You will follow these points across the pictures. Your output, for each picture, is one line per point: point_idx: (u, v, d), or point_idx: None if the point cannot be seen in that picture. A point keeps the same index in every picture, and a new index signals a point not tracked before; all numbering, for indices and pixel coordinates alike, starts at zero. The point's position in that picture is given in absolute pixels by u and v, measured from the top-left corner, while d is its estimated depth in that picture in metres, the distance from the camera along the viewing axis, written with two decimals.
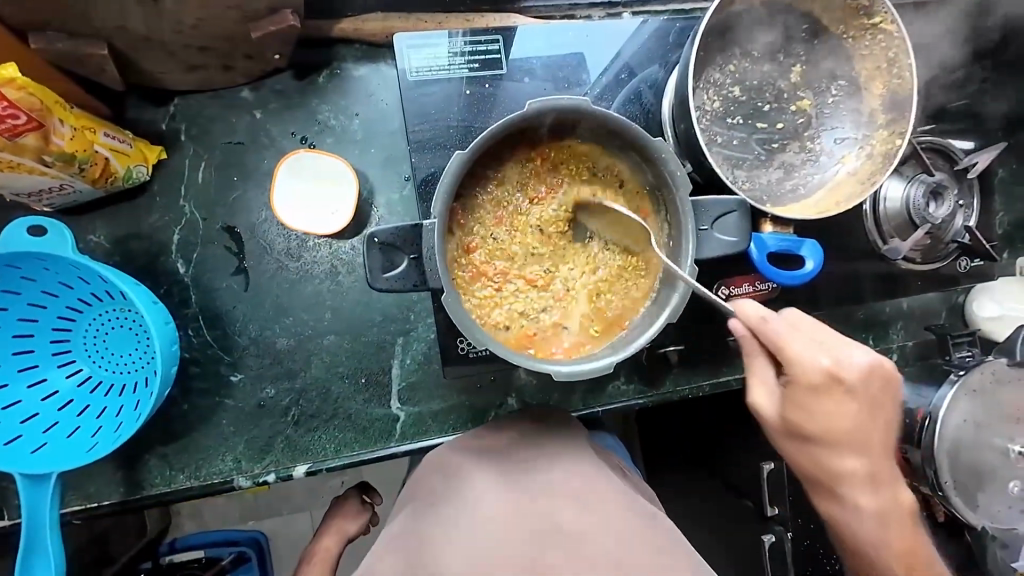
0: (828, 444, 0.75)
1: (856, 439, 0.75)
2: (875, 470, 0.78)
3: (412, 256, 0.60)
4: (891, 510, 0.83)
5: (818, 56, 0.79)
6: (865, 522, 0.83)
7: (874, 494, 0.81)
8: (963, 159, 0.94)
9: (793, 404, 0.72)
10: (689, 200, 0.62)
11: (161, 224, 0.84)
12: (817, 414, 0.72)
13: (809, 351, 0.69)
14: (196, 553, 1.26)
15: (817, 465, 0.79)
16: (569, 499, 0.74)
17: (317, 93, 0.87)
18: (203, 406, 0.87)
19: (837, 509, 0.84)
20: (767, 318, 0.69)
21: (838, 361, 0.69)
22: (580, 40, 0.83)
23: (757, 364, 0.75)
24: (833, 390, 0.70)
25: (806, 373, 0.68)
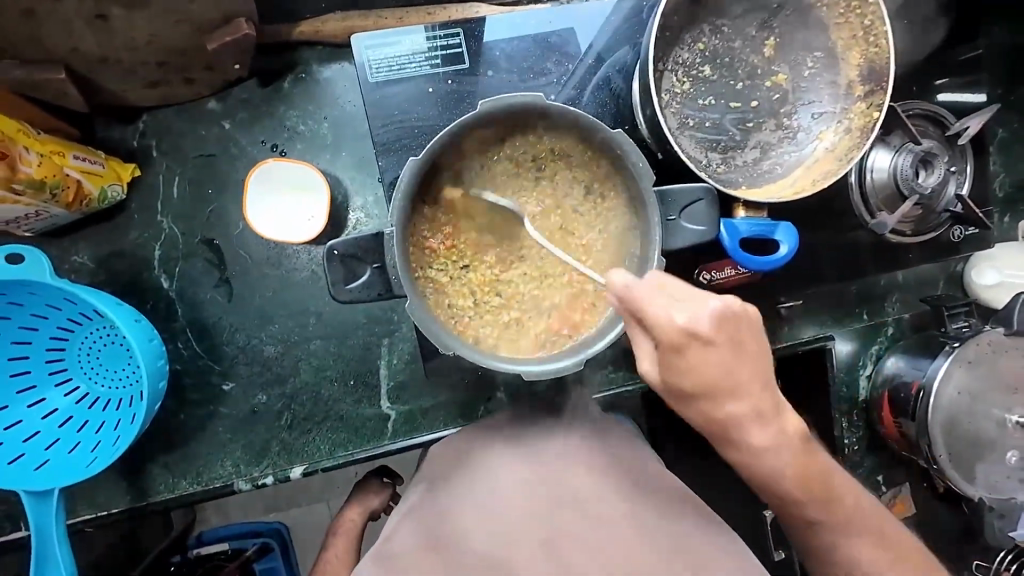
0: (716, 400, 0.61)
1: (735, 381, 0.60)
2: (761, 408, 0.62)
3: (375, 266, 0.59)
4: (783, 439, 0.65)
5: (793, 26, 0.76)
6: (766, 457, 0.65)
7: (765, 428, 0.64)
8: (954, 124, 0.90)
9: (669, 368, 0.60)
10: (653, 191, 0.61)
11: (141, 241, 0.86)
12: (689, 374, 0.59)
13: (661, 308, 0.57)
14: (221, 546, 1.32)
15: (712, 423, 0.63)
16: (582, 467, 0.76)
17: (284, 100, 0.87)
18: (199, 415, 0.90)
19: (737, 454, 0.67)
20: (627, 284, 0.58)
21: (693, 316, 0.57)
22: (547, 26, 0.80)
23: (637, 334, 0.62)
24: (691, 347, 0.57)
25: (666, 333, 0.57)
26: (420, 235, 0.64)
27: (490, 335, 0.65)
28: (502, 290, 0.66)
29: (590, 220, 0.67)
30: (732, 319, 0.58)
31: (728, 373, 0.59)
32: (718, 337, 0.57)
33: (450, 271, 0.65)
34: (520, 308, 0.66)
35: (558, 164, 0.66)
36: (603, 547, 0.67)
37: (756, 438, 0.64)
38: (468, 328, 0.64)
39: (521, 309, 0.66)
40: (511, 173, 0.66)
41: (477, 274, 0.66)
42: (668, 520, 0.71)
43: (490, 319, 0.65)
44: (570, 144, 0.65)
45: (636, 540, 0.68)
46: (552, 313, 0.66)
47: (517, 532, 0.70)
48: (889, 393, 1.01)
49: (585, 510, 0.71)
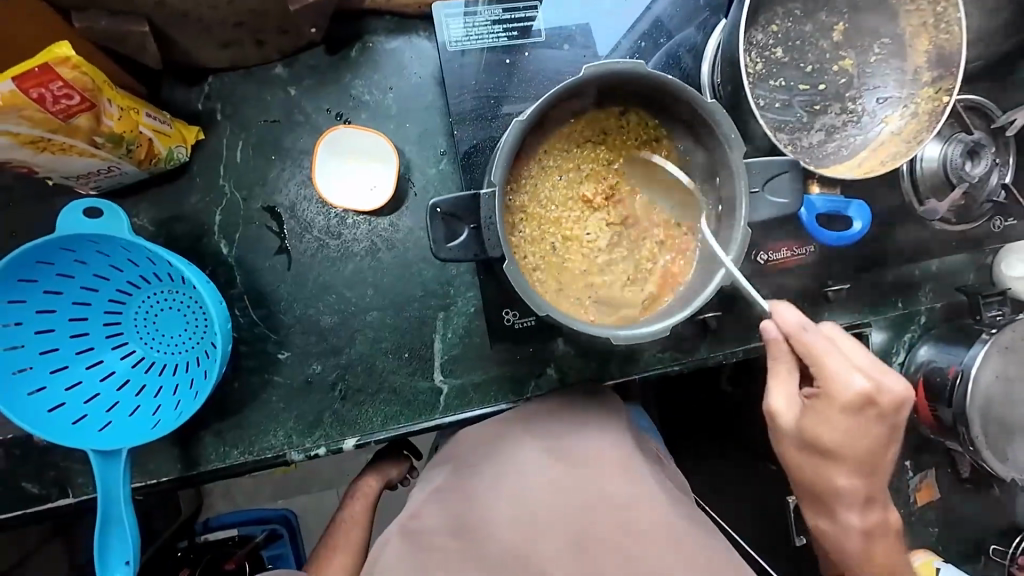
0: (836, 466, 0.77)
1: (859, 464, 0.78)
2: (869, 493, 0.80)
3: (472, 226, 0.60)
4: (877, 528, 0.85)
5: (861, 13, 0.78)
6: (850, 538, 0.86)
7: (864, 515, 0.84)
8: (1000, 116, 0.92)
9: (808, 416, 0.75)
10: (742, 162, 0.62)
11: (202, 205, 0.85)
12: (834, 434, 0.75)
13: (843, 368, 0.72)
14: (230, 532, 1.37)
15: (819, 479, 0.79)
16: (613, 465, 0.85)
17: (351, 68, 0.86)
18: (254, 384, 0.89)
19: (827, 526, 0.87)
20: (804, 326, 0.75)
21: (873, 382, 0.72)
22: (618, 5, 0.82)
23: (780, 371, 0.77)
24: (864, 410, 0.73)
25: (839, 388, 0.72)
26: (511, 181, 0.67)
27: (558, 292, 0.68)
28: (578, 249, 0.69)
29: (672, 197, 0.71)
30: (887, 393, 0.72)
31: (870, 449, 0.76)
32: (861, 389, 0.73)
33: (531, 220, 0.68)
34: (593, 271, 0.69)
35: (658, 141, 0.69)
36: (635, 560, 0.75)
37: (851, 519, 0.84)
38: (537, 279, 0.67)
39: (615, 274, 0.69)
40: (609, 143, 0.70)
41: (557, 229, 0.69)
42: (693, 530, 0.79)
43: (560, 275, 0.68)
44: (679, 130, 0.68)
45: (665, 545, 0.76)
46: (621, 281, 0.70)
47: (548, 525, 0.80)
48: (924, 378, 1.04)
49: (618, 514, 0.80)
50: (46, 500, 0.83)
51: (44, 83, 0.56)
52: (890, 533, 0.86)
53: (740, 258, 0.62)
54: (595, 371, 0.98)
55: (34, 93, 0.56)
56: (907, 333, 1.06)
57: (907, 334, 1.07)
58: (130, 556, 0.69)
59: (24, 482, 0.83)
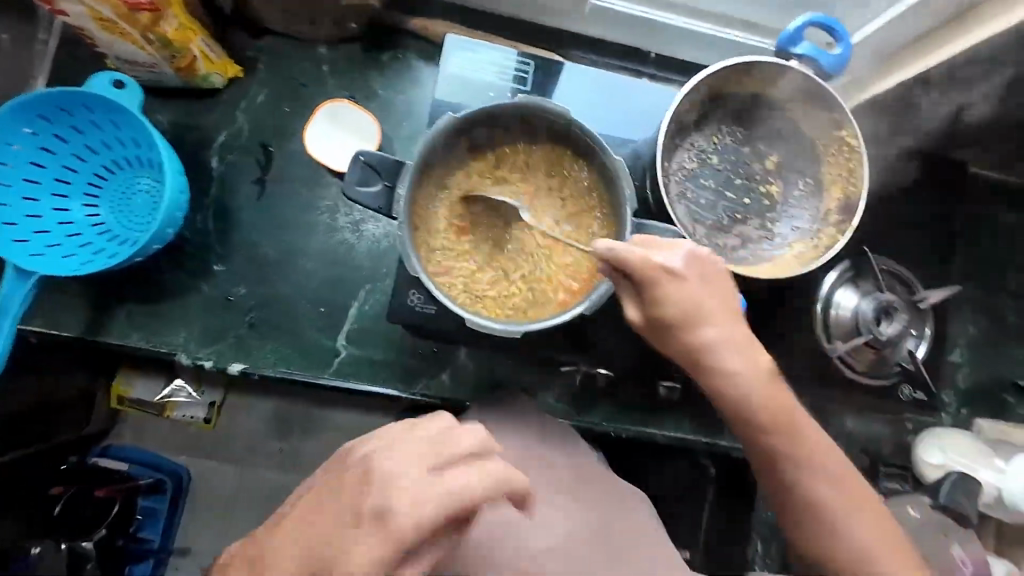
0: (695, 328, 0.68)
1: (710, 312, 0.69)
2: (726, 337, 0.69)
3: (386, 184, 0.70)
4: (750, 372, 0.70)
5: (795, 152, 0.89)
6: (742, 380, 0.70)
7: (719, 329, 0.69)
8: (919, 292, 0.98)
9: (648, 315, 0.69)
10: (630, 220, 0.71)
11: (213, 124, 1.00)
12: (677, 310, 0.67)
13: (637, 249, 0.66)
14: (120, 466, 1.31)
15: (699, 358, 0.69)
16: (511, 467, 0.81)
17: (377, 67, 1.04)
18: (181, 282, 0.98)
19: (717, 383, 0.71)
20: (614, 247, 0.65)
21: (648, 253, 0.66)
22: (599, 88, 0.98)
23: (621, 287, 0.71)
24: (660, 278, 0.66)
25: (636, 261, 0.65)
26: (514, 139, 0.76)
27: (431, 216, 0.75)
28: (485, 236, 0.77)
29: (571, 281, 0.76)
30: (635, 264, 0.66)
31: (694, 305, 0.67)
32: (691, 277, 0.67)
33: (464, 186, 0.77)
34: (463, 246, 0.76)
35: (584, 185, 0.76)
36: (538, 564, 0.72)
37: (731, 362, 0.70)
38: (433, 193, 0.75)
39: (503, 281, 0.77)
40: (561, 175, 0.77)
41: (472, 213, 0.77)
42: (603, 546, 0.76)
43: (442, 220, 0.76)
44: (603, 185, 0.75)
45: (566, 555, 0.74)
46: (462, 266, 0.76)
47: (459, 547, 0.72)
48: None
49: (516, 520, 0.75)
50: None
51: None
52: (757, 374, 0.70)
53: (589, 308, 0.70)
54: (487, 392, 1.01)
55: None
56: None
57: None
58: None
59: None
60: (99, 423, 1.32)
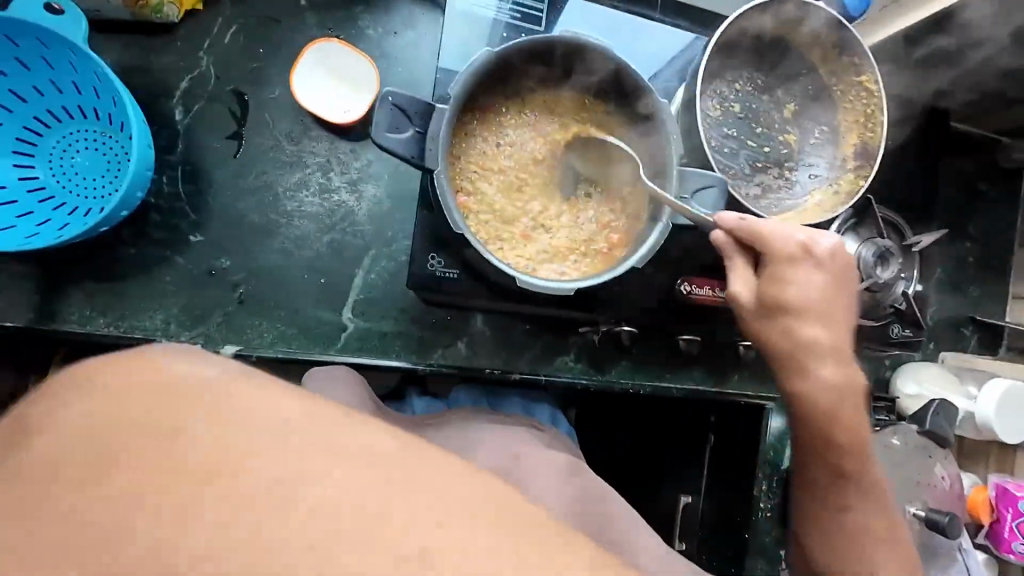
0: (802, 319, 0.71)
1: (824, 313, 0.73)
2: (836, 343, 0.73)
3: (417, 129, 0.62)
4: (846, 386, 0.75)
5: (812, 99, 0.89)
6: (827, 392, 0.75)
7: (830, 331, 0.73)
8: (910, 236, 1.04)
9: (762, 294, 0.71)
10: (677, 166, 0.67)
11: (171, 67, 0.85)
12: (793, 292, 0.70)
13: (780, 229, 0.70)
14: None
15: (792, 341, 0.72)
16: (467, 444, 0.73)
17: (364, 3, 0.92)
18: (150, 256, 0.84)
19: (804, 384, 0.75)
20: (744, 218, 0.70)
21: (811, 239, 0.70)
22: (616, 30, 0.91)
23: (736, 262, 0.72)
24: (802, 263, 0.70)
25: (785, 241, 0.69)
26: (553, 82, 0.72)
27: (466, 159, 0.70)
28: (518, 188, 0.72)
29: (609, 233, 0.73)
30: (777, 240, 0.69)
31: (828, 301, 0.72)
32: (824, 271, 0.71)
33: (495, 135, 0.71)
34: (496, 198, 0.71)
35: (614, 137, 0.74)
36: None
37: (825, 373, 0.74)
38: (472, 135, 0.70)
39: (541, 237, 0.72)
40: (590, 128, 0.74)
41: (504, 164, 0.72)
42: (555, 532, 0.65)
43: (473, 170, 0.70)
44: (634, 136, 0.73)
45: None
46: (499, 213, 0.71)
47: None
48: None
49: None
50: None
51: None
52: (850, 390, 0.75)
53: (644, 257, 0.66)
54: (505, 358, 0.97)
55: None
56: None
57: None
58: None
59: None
60: None
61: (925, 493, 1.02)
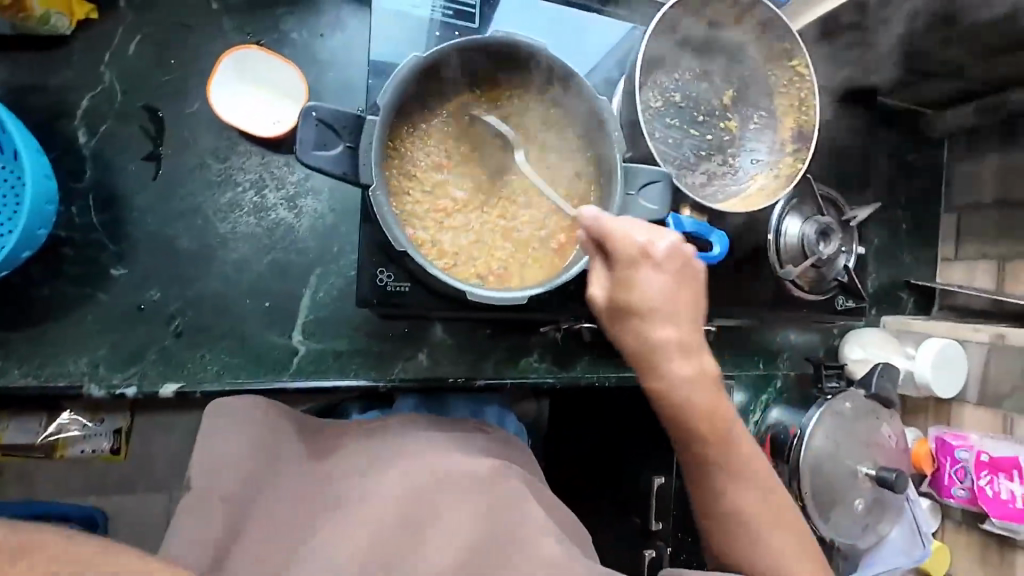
0: (646, 318, 0.66)
1: (663, 307, 0.66)
2: (680, 338, 0.67)
3: (347, 144, 0.58)
4: (700, 377, 0.69)
5: (749, 84, 0.90)
6: (680, 390, 0.69)
7: (671, 325, 0.67)
8: (847, 211, 1.10)
9: (613, 297, 0.67)
10: (620, 164, 0.68)
11: (70, 85, 0.77)
12: (636, 290, 0.65)
13: (626, 223, 0.65)
14: None
15: (638, 341, 0.67)
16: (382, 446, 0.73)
17: (285, 4, 0.85)
18: (69, 295, 0.77)
19: (658, 386, 0.69)
20: (600, 216, 0.64)
21: (650, 241, 0.64)
22: (552, 23, 0.88)
23: (597, 266, 0.68)
24: (641, 262, 0.64)
25: (621, 241, 0.64)
26: (497, 81, 0.70)
27: (399, 161, 0.67)
28: (462, 194, 0.70)
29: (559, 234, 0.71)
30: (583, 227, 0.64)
31: (664, 293, 0.65)
32: (665, 263, 0.65)
33: (435, 140, 0.69)
34: (440, 207, 0.68)
35: (557, 136, 0.72)
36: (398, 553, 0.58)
37: (677, 369, 0.68)
38: (409, 142, 0.67)
39: (489, 244, 0.70)
40: (534, 125, 0.72)
41: (447, 170, 0.69)
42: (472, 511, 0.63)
43: (414, 179, 0.68)
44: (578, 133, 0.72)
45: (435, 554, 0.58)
46: (445, 223, 0.69)
47: None
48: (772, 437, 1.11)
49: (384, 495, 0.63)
50: None
51: None
52: (708, 383, 0.70)
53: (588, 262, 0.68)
54: (468, 365, 0.95)
55: None
56: (763, 394, 1.17)
57: (763, 395, 1.18)
58: None
59: None
60: None
61: (874, 452, 1.08)
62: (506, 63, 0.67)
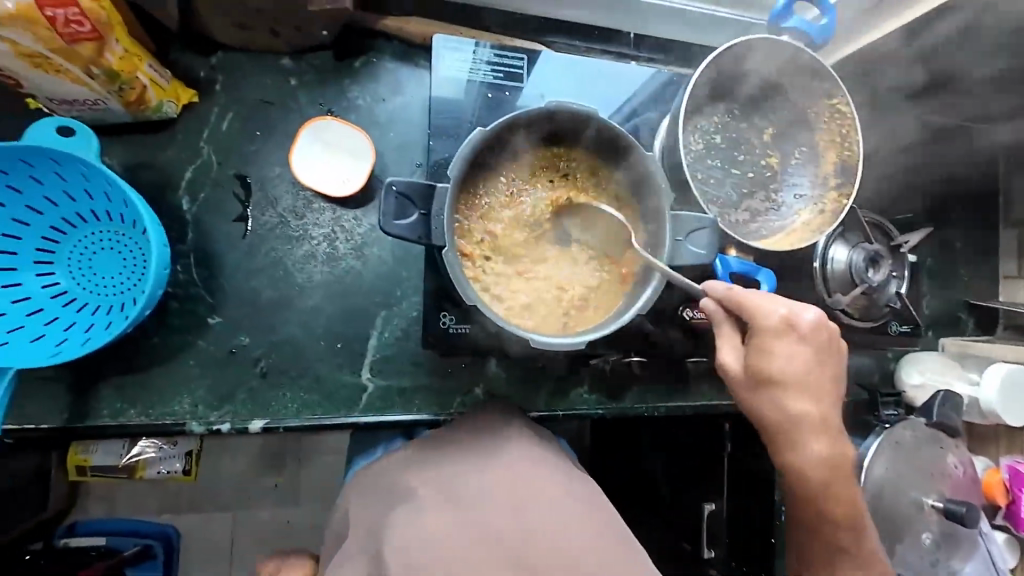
0: (784, 391, 0.74)
1: (810, 386, 0.75)
2: (823, 413, 0.76)
3: (422, 212, 0.65)
4: (839, 456, 0.78)
5: (788, 122, 0.93)
6: (814, 464, 0.78)
7: (814, 401, 0.76)
8: (897, 237, 1.08)
9: (749, 362, 0.75)
10: (667, 211, 0.71)
11: (175, 160, 0.88)
12: (779, 365, 0.73)
13: (765, 302, 0.73)
14: (97, 540, 1.29)
15: (777, 411, 0.75)
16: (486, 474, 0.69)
17: (351, 75, 0.95)
18: (173, 343, 0.87)
19: (791, 455, 0.78)
20: (730, 288, 0.75)
21: (793, 312, 0.73)
22: (589, 76, 0.94)
23: (725, 330, 0.76)
24: (787, 336, 0.73)
25: (767, 319, 0.72)
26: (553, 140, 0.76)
27: (467, 220, 0.73)
28: (522, 248, 0.75)
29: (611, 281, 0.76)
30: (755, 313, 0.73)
31: (805, 372, 0.74)
32: (806, 341, 0.73)
33: (495, 199, 0.75)
34: (502, 260, 0.74)
35: (605, 190, 0.78)
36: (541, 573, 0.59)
37: (814, 447, 0.76)
38: (474, 202, 0.74)
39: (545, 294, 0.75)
40: (585, 182, 0.78)
41: (507, 226, 0.75)
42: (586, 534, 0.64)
43: (478, 236, 0.74)
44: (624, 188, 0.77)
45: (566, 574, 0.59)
46: (506, 275, 0.74)
47: None
48: None
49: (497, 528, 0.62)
50: None
51: (63, 5, 0.62)
52: (845, 461, 0.78)
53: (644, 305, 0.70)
54: (521, 397, 1.00)
55: (49, 12, 0.61)
56: None
57: None
58: None
59: None
60: (60, 502, 1.27)
61: (938, 483, 1.04)
62: (560, 127, 0.73)
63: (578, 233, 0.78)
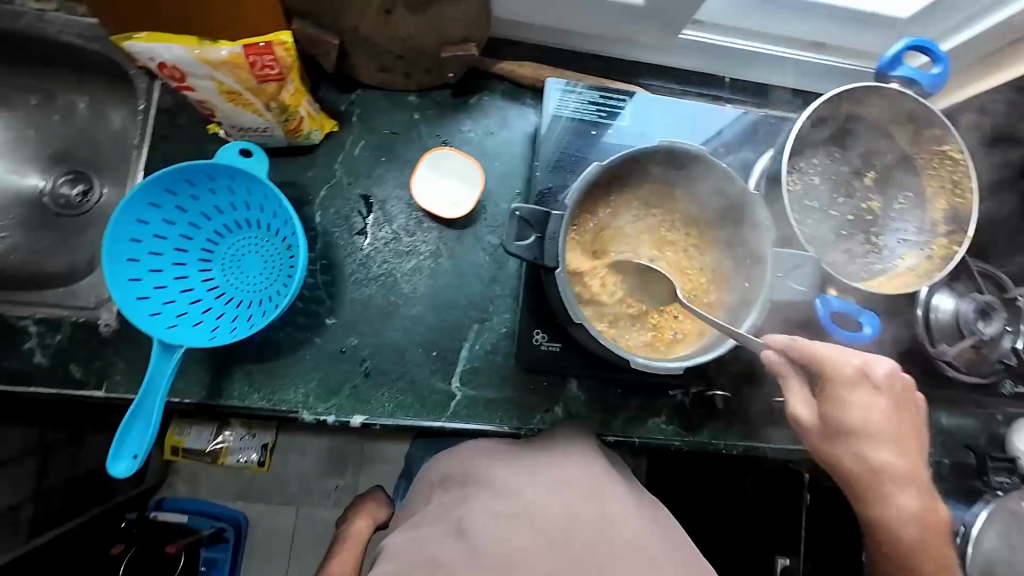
0: (868, 442, 0.73)
1: (890, 436, 0.74)
2: (907, 467, 0.75)
3: (538, 234, 0.72)
4: (924, 513, 0.77)
5: (892, 167, 0.93)
6: (896, 520, 0.77)
7: (892, 454, 0.74)
8: (1013, 289, 1.02)
9: (822, 415, 0.72)
10: (769, 249, 0.74)
11: (313, 179, 1.02)
12: (856, 416, 0.72)
13: (834, 349, 0.72)
14: (178, 517, 1.41)
15: (860, 462, 0.74)
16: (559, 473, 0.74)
17: (466, 111, 1.06)
18: (295, 338, 0.99)
19: (876, 515, 0.77)
20: (794, 338, 0.72)
21: (865, 360, 0.72)
22: (688, 114, 0.99)
23: (792, 380, 0.74)
24: (861, 385, 0.71)
25: (842, 369, 0.70)
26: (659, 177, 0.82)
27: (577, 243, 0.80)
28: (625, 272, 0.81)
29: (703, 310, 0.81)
30: (828, 365, 0.71)
31: (888, 422, 0.73)
32: (883, 391, 0.72)
33: (601, 226, 0.82)
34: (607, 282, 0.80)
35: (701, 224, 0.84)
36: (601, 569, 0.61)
37: (903, 502, 0.76)
38: (585, 228, 0.81)
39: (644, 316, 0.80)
40: (685, 215, 0.83)
41: (612, 252, 0.82)
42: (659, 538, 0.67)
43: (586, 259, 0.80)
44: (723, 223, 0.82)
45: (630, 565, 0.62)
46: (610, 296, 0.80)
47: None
48: None
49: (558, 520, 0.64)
50: (81, 387, 0.92)
51: (262, 54, 0.76)
52: (935, 520, 0.77)
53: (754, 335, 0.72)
54: (598, 421, 1.02)
55: (252, 58, 0.76)
56: None
57: None
58: (140, 450, 0.77)
59: (71, 364, 0.93)
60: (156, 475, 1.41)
61: None
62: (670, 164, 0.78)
63: (675, 262, 0.83)
